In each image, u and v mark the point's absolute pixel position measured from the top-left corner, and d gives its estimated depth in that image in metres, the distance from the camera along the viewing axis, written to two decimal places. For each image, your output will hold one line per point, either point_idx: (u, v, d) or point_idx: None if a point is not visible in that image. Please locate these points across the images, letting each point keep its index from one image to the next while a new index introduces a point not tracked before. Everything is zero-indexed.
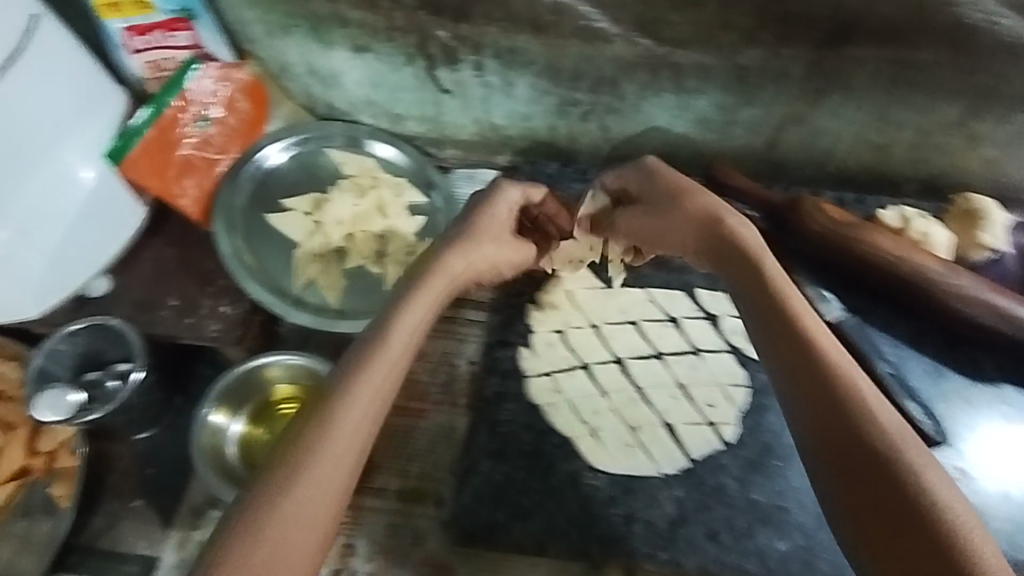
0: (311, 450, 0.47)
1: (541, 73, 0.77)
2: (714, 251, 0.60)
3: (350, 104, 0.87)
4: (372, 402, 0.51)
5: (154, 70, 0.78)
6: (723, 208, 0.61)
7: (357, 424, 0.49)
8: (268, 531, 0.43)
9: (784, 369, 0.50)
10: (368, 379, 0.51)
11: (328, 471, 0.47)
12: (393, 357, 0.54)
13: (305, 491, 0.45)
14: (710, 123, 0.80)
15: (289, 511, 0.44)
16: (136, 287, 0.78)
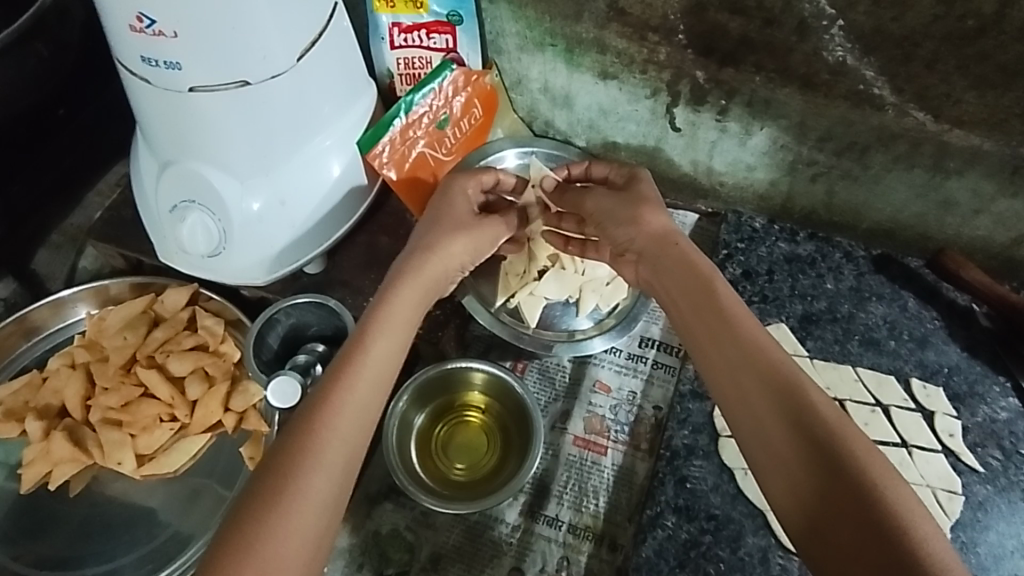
0: (300, 463, 0.49)
1: (787, 129, 0.75)
2: (692, 312, 0.58)
3: (570, 126, 0.87)
4: (358, 406, 0.53)
5: (404, 68, 0.80)
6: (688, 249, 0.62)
7: (348, 430, 0.52)
8: (277, 538, 0.47)
9: (773, 448, 0.50)
10: (347, 385, 0.53)
11: (318, 476, 0.49)
12: (383, 360, 0.56)
13: (305, 499, 0.48)
14: (956, 208, 0.76)
15: (290, 517, 0.47)
16: (346, 270, 0.80)
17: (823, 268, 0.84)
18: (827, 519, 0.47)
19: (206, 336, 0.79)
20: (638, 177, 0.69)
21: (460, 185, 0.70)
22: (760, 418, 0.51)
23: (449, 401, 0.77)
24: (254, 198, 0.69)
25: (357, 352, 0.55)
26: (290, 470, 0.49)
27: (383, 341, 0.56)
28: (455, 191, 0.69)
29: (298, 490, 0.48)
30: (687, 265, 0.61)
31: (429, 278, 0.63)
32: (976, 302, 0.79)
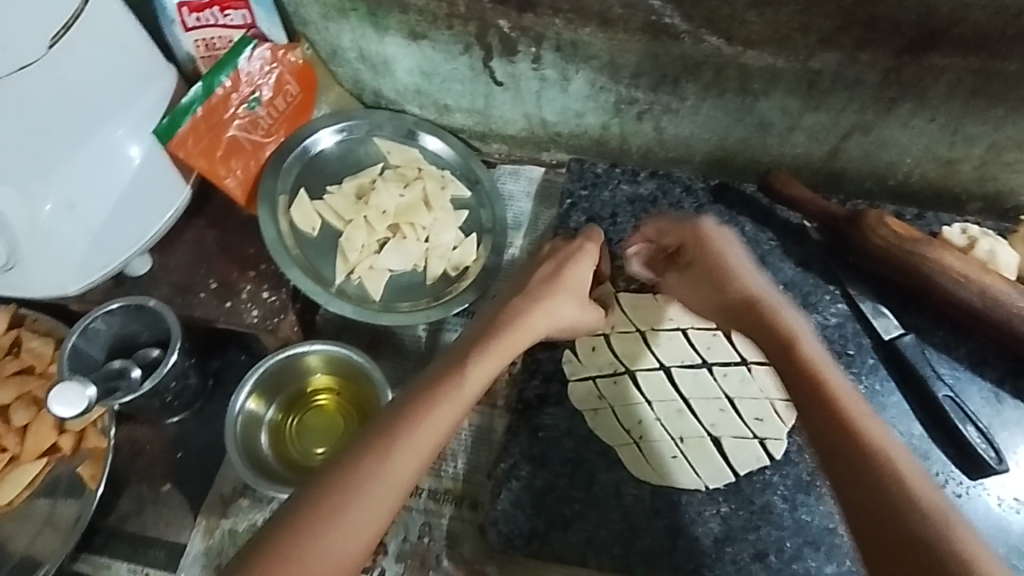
0: (368, 472, 0.48)
1: (601, 69, 0.75)
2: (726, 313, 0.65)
3: (398, 93, 0.84)
4: (446, 425, 0.52)
5: (206, 50, 0.76)
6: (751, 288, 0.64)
7: (430, 449, 0.50)
8: (318, 550, 0.45)
9: (839, 449, 0.49)
10: (445, 406, 0.52)
11: (387, 492, 0.47)
12: (462, 403, 0.54)
13: (368, 507, 0.47)
14: (772, 128, 0.78)
15: (336, 536, 0.45)
16: (174, 268, 0.76)
17: (664, 205, 0.85)
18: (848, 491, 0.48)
19: (32, 357, 0.74)
20: (703, 242, 0.67)
21: (590, 254, 0.70)
22: (826, 422, 0.51)
23: (294, 390, 0.75)
24: (41, 202, 0.65)
25: (450, 378, 0.54)
26: (350, 482, 0.47)
27: (474, 370, 0.56)
28: (589, 258, 0.69)
29: (360, 502, 0.47)
30: (720, 287, 0.65)
31: (525, 330, 0.62)
32: (807, 219, 0.82)
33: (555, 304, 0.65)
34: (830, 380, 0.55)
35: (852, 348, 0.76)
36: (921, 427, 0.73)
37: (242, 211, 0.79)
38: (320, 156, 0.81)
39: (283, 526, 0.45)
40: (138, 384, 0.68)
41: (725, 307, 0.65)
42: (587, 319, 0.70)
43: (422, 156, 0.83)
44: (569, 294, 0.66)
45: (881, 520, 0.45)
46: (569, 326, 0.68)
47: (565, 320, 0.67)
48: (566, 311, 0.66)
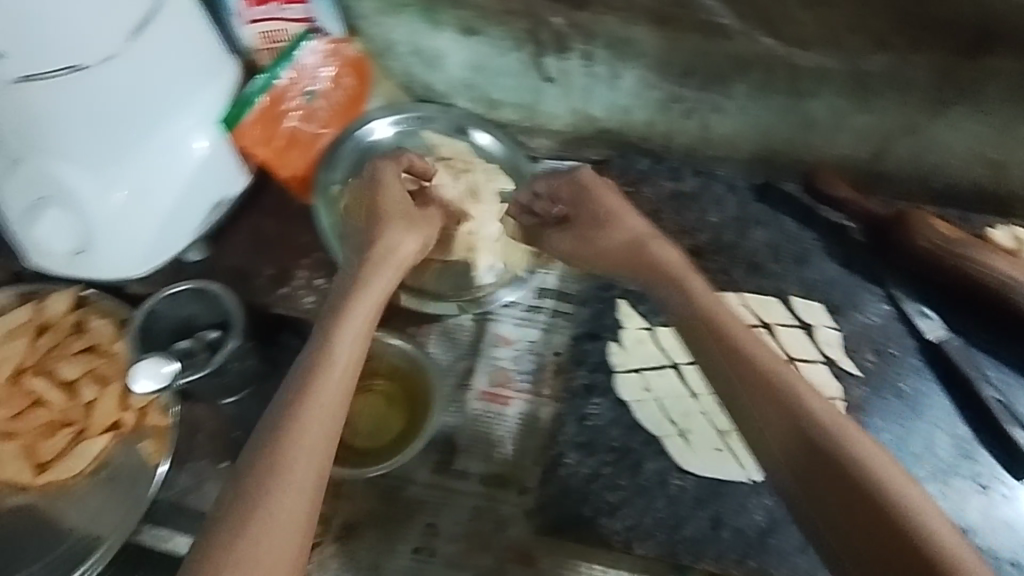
0: (284, 458, 0.53)
1: (650, 67, 0.76)
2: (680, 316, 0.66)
3: (448, 87, 0.86)
4: (335, 392, 0.57)
5: (266, 42, 0.78)
6: (647, 235, 0.73)
7: (331, 419, 0.56)
8: (267, 541, 0.49)
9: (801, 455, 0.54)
10: (321, 386, 0.57)
11: (302, 471, 0.53)
12: (341, 372, 0.58)
13: (292, 495, 0.52)
14: (818, 127, 0.79)
15: (272, 522, 0.50)
16: (233, 254, 0.79)
17: (706, 202, 0.86)
18: (832, 502, 0.51)
19: (96, 337, 0.77)
20: (591, 194, 0.77)
21: (386, 173, 0.75)
22: (781, 428, 0.55)
23: None
24: (115, 189, 0.68)
25: (323, 354, 0.59)
26: (272, 471, 0.52)
27: (342, 336, 0.61)
28: (391, 178, 0.75)
29: (284, 488, 0.52)
30: (658, 263, 0.70)
31: (380, 283, 0.66)
32: (849, 219, 0.83)
33: (387, 240, 0.69)
34: (777, 375, 0.58)
35: (895, 349, 0.77)
36: (967, 429, 0.73)
37: (297, 200, 0.82)
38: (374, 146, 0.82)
39: (219, 532, 0.50)
40: (203, 362, 0.70)
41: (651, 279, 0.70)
42: (427, 230, 0.73)
43: (470, 149, 0.85)
44: (391, 235, 0.70)
45: (859, 520, 0.50)
46: (417, 253, 0.71)
47: (396, 243, 0.69)
48: (401, 242, 0.70)
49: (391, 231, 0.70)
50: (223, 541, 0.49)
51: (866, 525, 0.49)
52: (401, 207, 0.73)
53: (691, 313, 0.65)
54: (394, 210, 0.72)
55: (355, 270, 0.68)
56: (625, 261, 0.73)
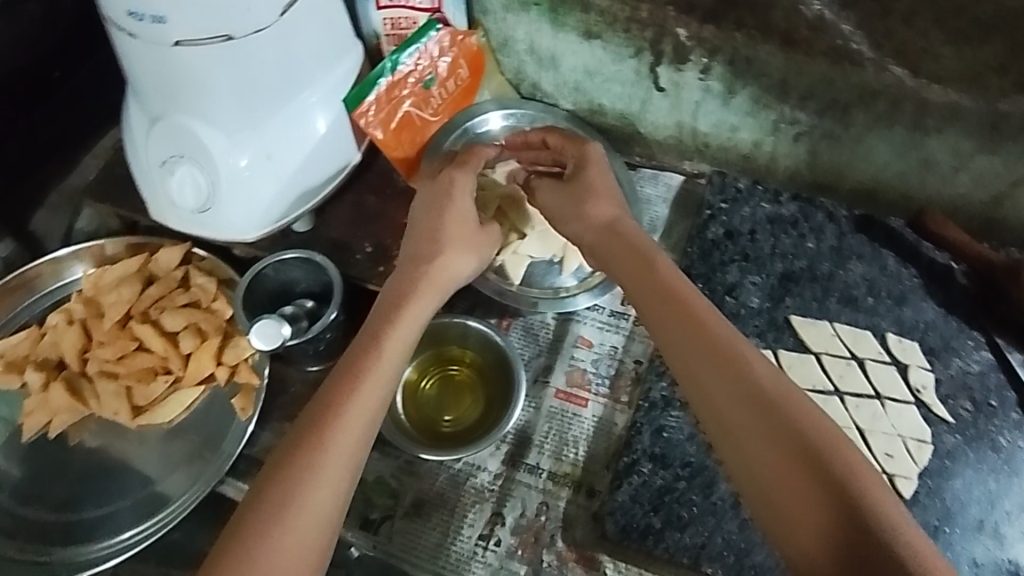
0: (316, 462, 0.53)
1: (769, 88, 0.76)
2: (652, 312, 0.60)
3: (557, 87, 0.87)
4: (376, 398, 0.57)
5: (391, 28, 0.80)
6: (620, 222, 0.68)
7: (365, 425, 0.56)
8: (285, 531, 0.51)
9: (793, 488, 0.49)
10: (368, 382, 0.58)
11: (327, 477, 0.53)
12: (386, 371, 0.59)
13: (319, 491, 0.52)
14: (936, 166, 0.76)
15: (295, 516, 0.51)
16: (335, 228, 0.82)
17: (805, 229, 0.84)
18: (824, 545, 0.46)
19: (200, 292, 0.80)
20: (587, 167, 0.73)
21: (462, 185, 0.73)
22: (776, 455, 0.50)
23: (433, 359, 0.79)
24: (241, 154, 0.71)
25: (369, 355, 0.59)
26: (302, 472, 0.53)
27: (395, 339, 0.61)
28: (461, 188, 0.72)
29: (309, 492, 0.52)
30: (637, 253, 0.64)
31: (433, 291, 0.66)
32: (955, 261, 0.80)
33: (455, 257, 0.69)
34: (716, 394, 0.53)
35: (995, 400, 0.74)
36: None
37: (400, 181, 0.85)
38: (480, 137, 0.85)
39: (240, 529, 0.51)
40: (316, 330, 0.73)
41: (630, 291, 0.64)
42: (484, 240, 0.72)
43: None
44: (451, 247, 0.69)
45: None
46: (470, 273, 0.70)
47: (459, 264, 0.69)
48: (459, 263, 0.69)
49: (451, 246, 0.69)
50: (243, 538, 0.50)
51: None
52: (468, 227, 0.71)
53: (658, 305, 0.59)
54: (461, 228, 0.70)
55: (410, 272, 0.67)
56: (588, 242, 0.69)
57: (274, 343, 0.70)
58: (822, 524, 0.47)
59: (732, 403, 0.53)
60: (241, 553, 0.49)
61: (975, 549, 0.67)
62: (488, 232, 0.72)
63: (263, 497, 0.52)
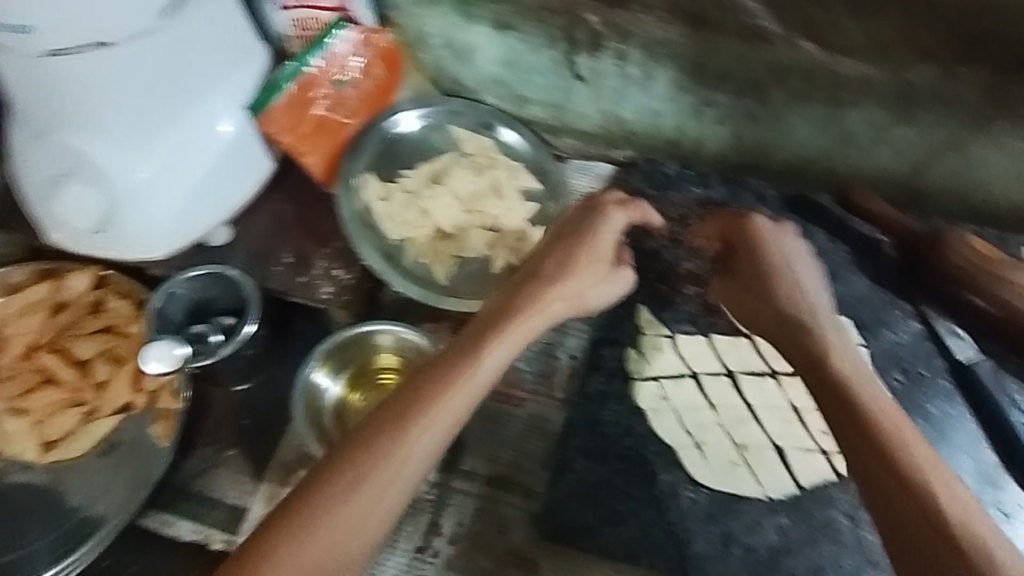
0: (380, 461, 0.52)
1: (685, 70, 0.74)
2: (791, 342, 0.62)
3: (478, 83, 0.85)
4: (455, 411, 0.55)
5: (298, 30, 0.77)
6: (796, 287, 0.63)
7: (435, 437, 0.54)
8: (347, 517, 0.50)
9: (870, 477, 0.52)
10: (456, 387, 0.56)
11: (389, 478, 0.51)
12: (478, 384, 0.57)
13: (387, 487, 0.51)
14: (856, 140, 0.76)
15: (360, 504, 0.50)
16: (252, 239, 0.79)
17: (735, 211, 0.84)
18: (896, 525, 0.49)
19: (114, 317, 0.76)
20: (756, 245, 0.66)
21: (612, 225, 0.67)
22: (870, 448, 0.52)
23: (359, 368, 0.76)
24: (139, 166, 0.68)
25: (456, 364, 0.57)
26: (367, 468, 0.51)
27: (491, 356, 0.58)
28: (608, 230, 0.67)
29: (368, 489, 0.51)
30: (778, 279, 0.64)
31: (562, 309, 0.63)
32: (882, 234, 0.80)
33: (571, 277, 0.64)
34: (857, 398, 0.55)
35: (924, 368, 0.75)
36: (994, 456, 0.71)
37: (318, 187, 0.81)
38: (398, 139, 0.83)
39: (296, 510, 0.50)
40: (218, 346, 0.71)
41: (761, 324, 0.65)
42: (608, 290, 0.66)
43: (496, 145, 0.84)
44: (585, 268, 0.65)
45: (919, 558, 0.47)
46: (596, 301, 0.66)
47: (582, 294, 0.65)
48: (594, 289, 0.66)
49: (584, 267, 0.65)
50: (293, 519, 0.50)
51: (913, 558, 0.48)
52: (597, 256, 0.66)
53: (778, 317, 0.63)
54: (597, 256, 0.66)
55: (517, 283, 0.64)
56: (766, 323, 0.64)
57: (170, 365, 0.67)
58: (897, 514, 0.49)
59: (881, 416, 0.54)
60: (299, 524, 0.49)
61: None
62: (621, 274, 0.67)
63: (313, 479, 0.52)
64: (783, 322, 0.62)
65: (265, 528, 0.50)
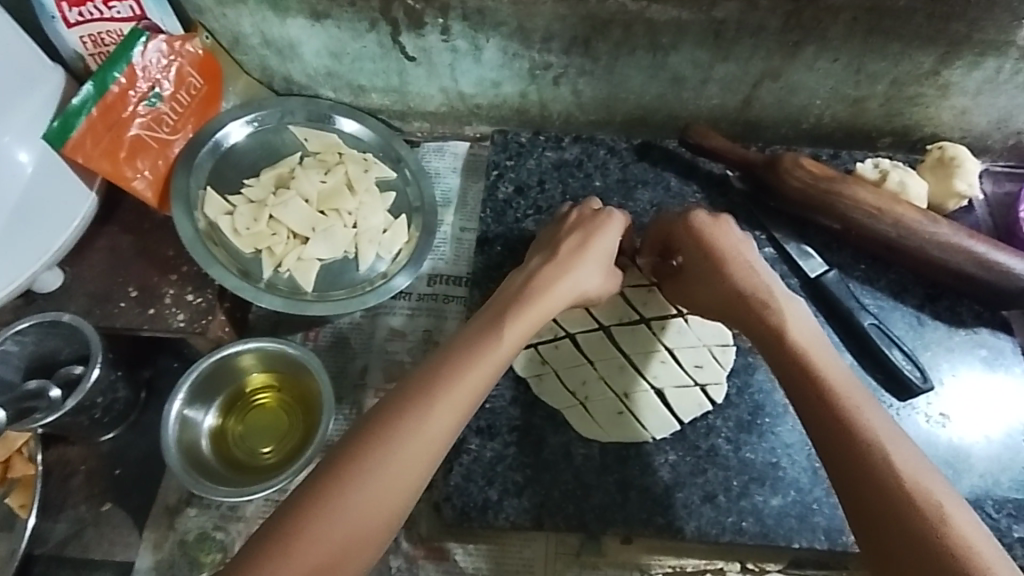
0: (409, 434, 0.49)
1: (511, 36, 0.74)
2: (726, 293, 0.62)
3: (309, 77, 0.82)
4: (478, 388, 0.52)
5: (94, 46, 0.72)
6: (729, 258, 0.63)
7: (457, 419, 0.51)
8: (359, 500, 0.47)
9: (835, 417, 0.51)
10: (479, 362, 0.53)
11: (417, 462, 0.49)
12: (495, 359, 0.54)
13: (399, 471, 0.48)
14: (686, 82, 0.79)
15: (376, 485, 0.47)
16: (89, 279, 0.73)
17: (590, 168, 0.84)
18: (851, 453, 0.49)
19: None
20: (704, 239, 0.64)
21: (615, 226, 0.66)
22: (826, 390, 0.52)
23: (232, 393, 0.73)
24: None
25: (486, 342, 0.54)
26: (386, 452, 0.48)
27: (508, 338, 0.55)
28: (613, 229, 0.66)
29: (387, 474, 0.48)
30: (730, 240, 0.64)
31: (563, 291, 0.61)
32: (729, 168, 0.82)
33: (580, 269, 0.63)
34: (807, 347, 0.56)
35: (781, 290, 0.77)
36: (852, 358, 0.74)
37: (155, 213, 0.77)
38: (232, 150, 0.79)
39: (302, 506, 0.46)
40: (59, 402, 0.68)
41: (717, 309, 0.64)
42: (604, 287, 0.66)
43: (342, 140, 0.81)
44: (590, 261, 0.64)
45: (863, 489, 0.47)
46: (585, 296, 0.64)
47: (588, 286, 0.64)
48: (590, 282, 0.64)
49: (588, 258, 0.64)
50: (302, 522, 0.45)
51: (881, 539, 0.46)
52: (606, 248, 0.65)
53: (725, 271, 0.62)
54: (598, 255, 0.65)
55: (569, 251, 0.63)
56: (718, 305, 0.64)
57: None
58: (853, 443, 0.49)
59: (840, 390, 0.53)
60: (320, 501, 0.46)
61: (785, 432, 0.70)
62: (614, 276, 0.67)
63: (317, 477, 0.48)
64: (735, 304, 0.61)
65: (283, 512, 0.46)
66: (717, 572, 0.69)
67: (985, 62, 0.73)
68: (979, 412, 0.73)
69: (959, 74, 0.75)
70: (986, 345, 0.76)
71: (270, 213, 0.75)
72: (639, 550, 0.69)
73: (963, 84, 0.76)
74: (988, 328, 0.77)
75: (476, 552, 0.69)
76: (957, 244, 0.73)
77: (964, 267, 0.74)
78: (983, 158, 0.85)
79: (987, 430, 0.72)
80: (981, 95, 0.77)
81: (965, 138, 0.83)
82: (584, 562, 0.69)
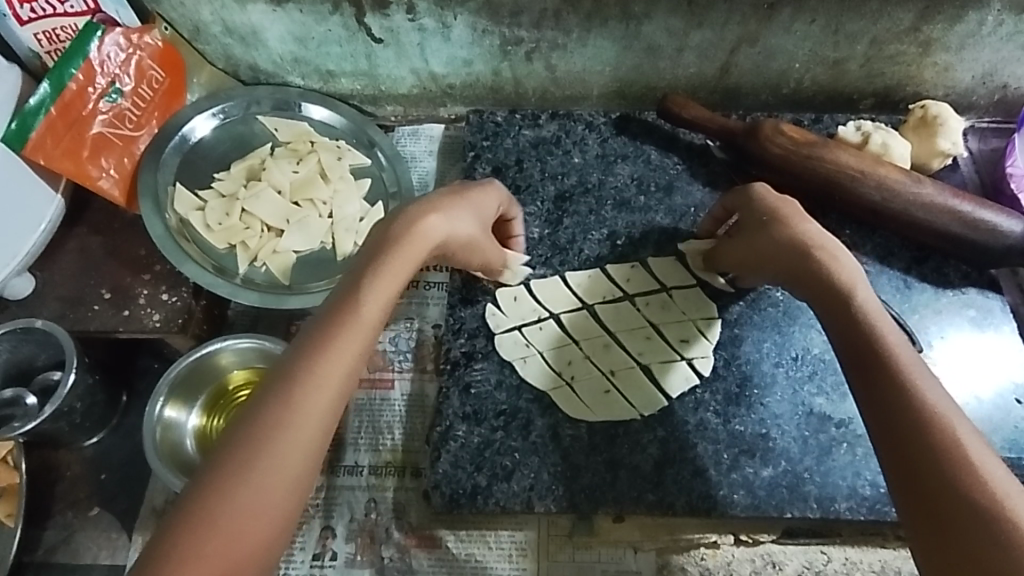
0: (283, 426, 0.45)
1: (480, 11, 0.72)
2: (774, 253, 0.60)
3: (276, 64, 0.80)
4: (350, 362, 0.48)
5: (49, 42, 0.69)
6: (804, 229, 0.59)
7: (333, 397, 0.47)
8: (238, 502, 0.43)
9: (874, 384, 0.49)
10: (346, 339, 0.49)
11: (297, 452, 0.45)
12: (364, 330, 0.50)
13: (282, 461, 0.44)
14: (661, 51, 0.77)
15: (265, 482, 0.44)
16: (60, 284, 0.72)
17: (568, 145, 0.82)
18: (890, 409, 0.47)
19: None
20: (766, 207, 0.62)
21: (496, 191, 0.67)
22: (862, 347, 0.51)
23: (214, 391, 0.72)
24: None
25: (346, 315, 0.50)
26: (259, 447, 0.44)
27: (371, 306, 0.51)
28: (491, 189, 0.66)
29: (265, 477, 0.44)
30: (779, 204, 0.62)
31: (410, 258, 0.54)
32: (709, 138, 0.81)
33: (446, 212, 0.59)
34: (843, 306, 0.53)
35: None
36: None
37: (124, 212, 0.75)
38: (199, 145, 0.77)
39: (183, 515, 0.42)
40: (36, 410, 0.69)
41: (772, 263, 0.61)
42: (487, 244, 0.65)
43: (312, 128, 0.79)
44: (458, 205, 0.60)
45: (895, 453, 0.46)
46: (460, 245, 0.61)
47: (459, 231, 0.60)
48: (455, 225, 0.59)
49: (457, 204, 0.60)
50: (179, 537, 0.41)
51: (921, 493, 0.44)
52: (482, 207, 0.64)
53: (778, 231, 0.60)
54: (478, 207, 0.63)
55: (418, 205, 0.58)
56: (770, 264, 0.61)
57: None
58: (890, 406, 0.47)
59: (889, 341, 0.50)
60: (198, 510, 0.42)
61: (773, 403, 0.70)
62: (492, 241, 0.66)
63: (197, 482, 0.44)
64: (786, 251, 0.59)
65: (163, 525, 0.43)
66: (710, 545, 0.68)
67: (966, 15, 0.71)
68: (969, 373, 0.72)
69: (940, 29, 0.73)
70: (974, 305, 0.75)
71: (241, 205, 0.74)
72: (631, 528, 0.68)
73: (946, 40, 0.74)
74: (976, 288, 0.76)
75: (468, 537, 0.68)
76: (941, 204, 0.73)
77: (949, 227, 0.73)
78: (968, 115, 0.84)
79: (977, 390, 0.72)
80: (964, 50, 0.75)
81: (949, 95, 0.81)
82: (576, 543, 0.68)
